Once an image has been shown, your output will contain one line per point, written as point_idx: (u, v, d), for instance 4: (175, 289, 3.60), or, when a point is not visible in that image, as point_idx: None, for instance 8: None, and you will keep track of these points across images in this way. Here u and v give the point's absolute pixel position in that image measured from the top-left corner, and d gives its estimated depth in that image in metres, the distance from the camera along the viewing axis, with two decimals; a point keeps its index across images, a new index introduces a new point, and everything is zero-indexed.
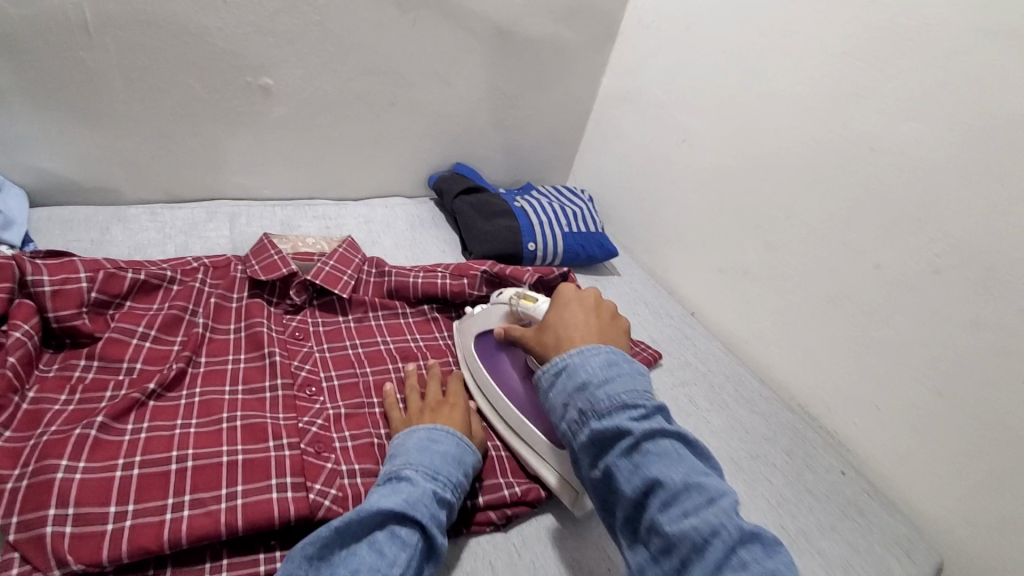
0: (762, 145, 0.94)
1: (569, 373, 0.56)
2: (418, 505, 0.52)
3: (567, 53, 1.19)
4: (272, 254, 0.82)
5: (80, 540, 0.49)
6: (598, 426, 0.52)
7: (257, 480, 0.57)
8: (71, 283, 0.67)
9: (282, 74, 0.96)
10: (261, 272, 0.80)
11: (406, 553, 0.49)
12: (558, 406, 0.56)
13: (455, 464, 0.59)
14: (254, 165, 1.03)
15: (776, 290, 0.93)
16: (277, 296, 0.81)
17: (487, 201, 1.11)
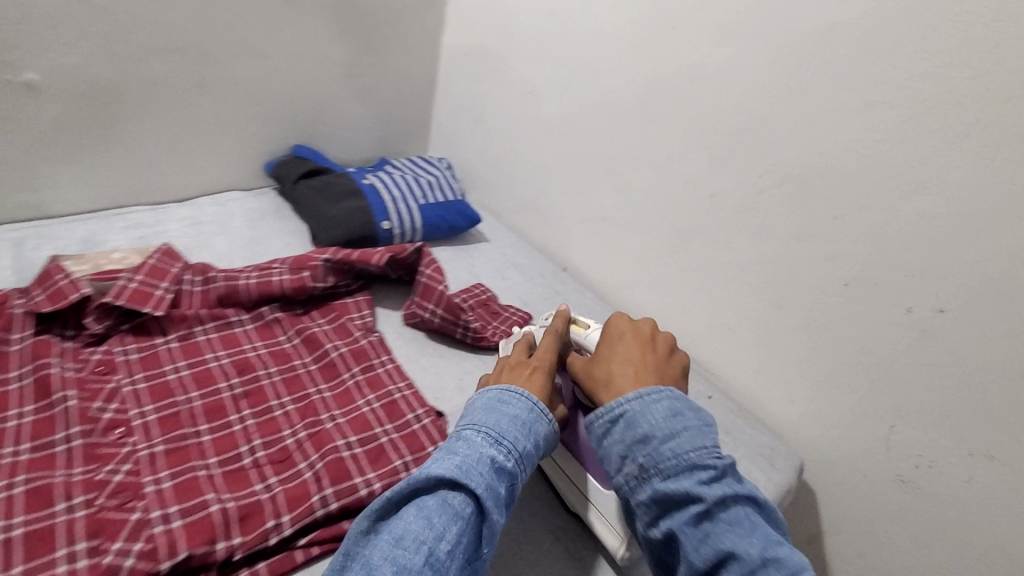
0: (600, 88, 0.93)
1: (630, 420, 0.54)
2: (473, 471, 0.48)
3: (398, 11, 1.10)
4: (58, 279, 0.69)
5: None
6: (661, 488, 0.50)
7: (38, 556, 0.48)
8: None
9: (45, 64, 0.80)
10: (45, 302, 0.68)
11: (457, 518, 0.45)
12: (617, 454, 0.54)
13: (523, 431, 0.53)
14: (34, 177, 0.86)
15: (633, 232, 0.94)
16: (73, 329, 0.70)
17: (331, 182, 1.01)
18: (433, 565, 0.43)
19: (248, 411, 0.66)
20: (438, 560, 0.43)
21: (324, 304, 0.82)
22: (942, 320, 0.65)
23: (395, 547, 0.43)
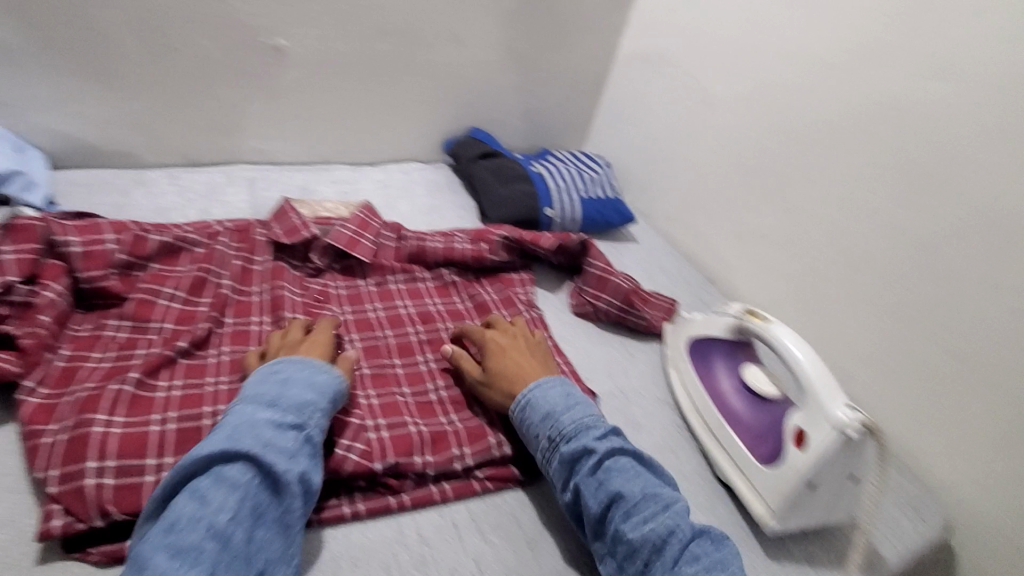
0: (788, 107, 0.93)
1: (532, 404, 0.63)
2: (243, 436, 0.50)
3: (586, 12, 1.15)
4: (294, 218, 0.82)
5: (123, 490, 0.52)
6: (569, 452, 0.59)
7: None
8: (100, 244, 0.68)
9: (296, 34, 0.94)
10: (283, 235, 0.82)
11: (237, 491, 0.48)
12: (529, 432, 0.63)
13: (304, 386, 0.57)
14: (269, 129, 1.02)
15: (798, 257, 0.93)
16: (299, 260, 0.82)
17: (503, 166, 1.09)
18: (214, 536, 0.46)
19: (431, 355, 0.76)
20: (221, 530, 0.46)
21: (494, 276, 0.90)
22: None
23: (168, 534, 0.45)
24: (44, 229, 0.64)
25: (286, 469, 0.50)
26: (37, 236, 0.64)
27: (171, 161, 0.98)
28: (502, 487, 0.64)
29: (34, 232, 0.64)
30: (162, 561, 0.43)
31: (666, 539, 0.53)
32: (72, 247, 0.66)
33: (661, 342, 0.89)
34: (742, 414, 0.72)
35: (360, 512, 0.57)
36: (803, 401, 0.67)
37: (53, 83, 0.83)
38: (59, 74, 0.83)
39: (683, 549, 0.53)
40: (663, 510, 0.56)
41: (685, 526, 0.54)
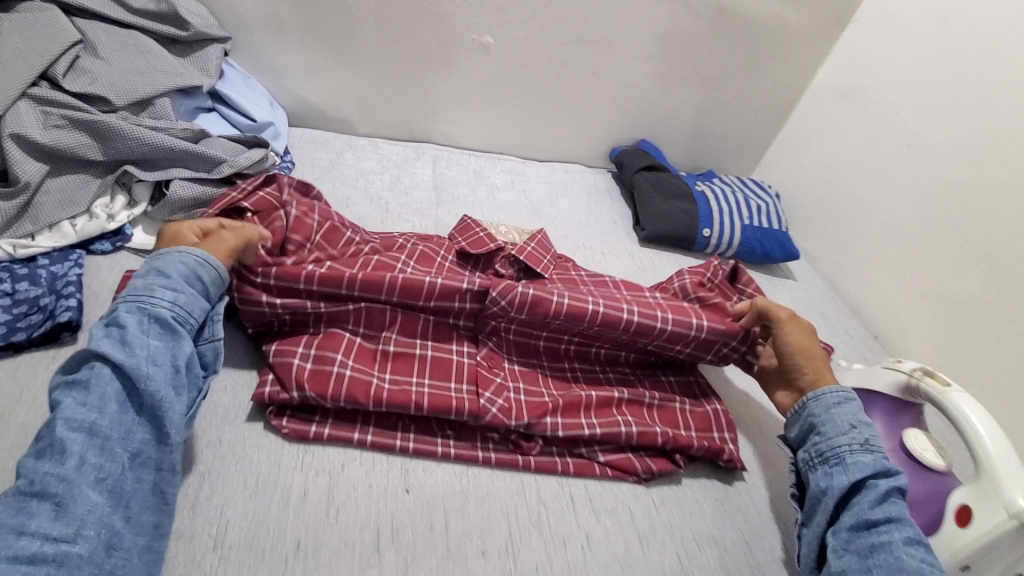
0: (1014, 163, 0.82)
1: (857, 406, 0.62)
2: (91, 338, 0.50)
3: (785, 38, 1.11)
4: (478, 232, 0.80)
5: (315, 374, 0.60)
6: (884, 461, 0.57)
7: (441, 378, 0.65)
8: (313, 189, 0.77)
9: (502, 34, 1.03)
10: (468, 246, 0.78)
11: (83, 386, 0.48)
12: (846, 419, 0.61)
13: (150, 274, 0.55)
14: (459, 116, 1.13)
15: (994, 330, 0.82)
16: (480, 268, 0.79)
17: (668, 180, 1.10)
18: (69, 427, 0.45)
19: None
20: (77, 420, 0.46)
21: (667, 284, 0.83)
22: None
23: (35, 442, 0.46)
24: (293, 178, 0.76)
25: (123, 361, 0.48)
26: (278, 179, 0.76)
27: (376, 132, 1.13)
28: (621, 478, 0.65)
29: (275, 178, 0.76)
30: (27, 463, 0.44)
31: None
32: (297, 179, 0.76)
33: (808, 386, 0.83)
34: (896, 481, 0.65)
35: (490, 460, 0.62)
36: (977, 481, 0.59)
37: (306, 56, 1.01)
38: (312, 49, 1.01)
39: None
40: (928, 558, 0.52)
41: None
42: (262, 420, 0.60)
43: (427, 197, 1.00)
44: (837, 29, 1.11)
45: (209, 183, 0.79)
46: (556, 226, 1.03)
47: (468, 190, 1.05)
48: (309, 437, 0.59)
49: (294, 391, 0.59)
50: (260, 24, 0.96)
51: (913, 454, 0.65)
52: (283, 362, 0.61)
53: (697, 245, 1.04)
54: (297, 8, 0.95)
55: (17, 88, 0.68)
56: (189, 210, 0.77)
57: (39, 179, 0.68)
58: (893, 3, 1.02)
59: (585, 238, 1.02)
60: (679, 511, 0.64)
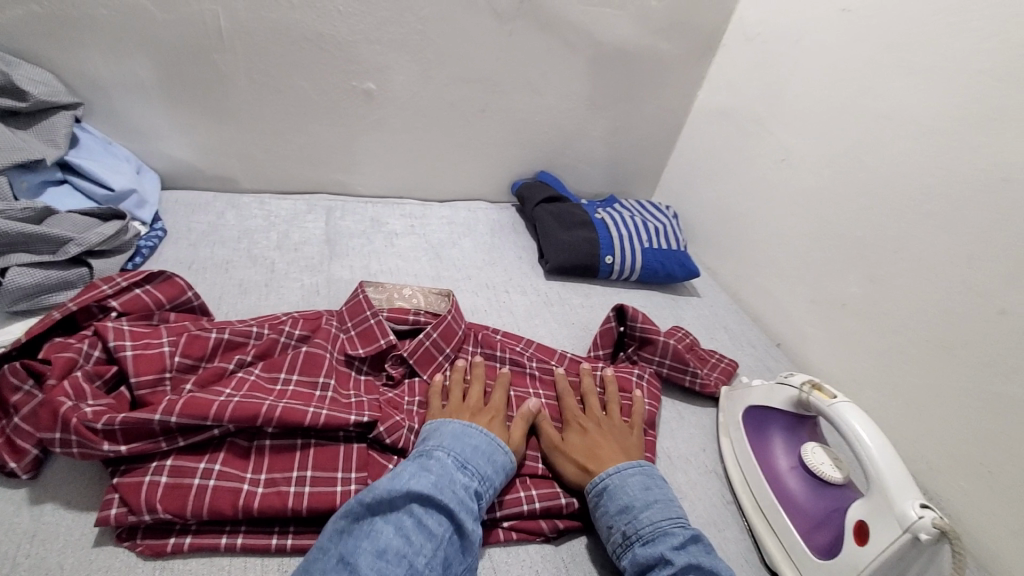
0: (871, 170, 0.88)
1: (609, 493, 0.61)
2: (445, 491, 0.53)
3: (663, 66, 1.16)
4: (368, 318, 0.76)
5: (170, 490, 0.54)
6: (641, 554, 0.55)
7: (326, 469, 0.59)
8: (183, 298, 0.72)
9: (384, 79, 1.01)
10: (357, 338, 0.75)
11: (425, 532, 0.50)
12: (603, 518, 0.60)
13: (487, 459, 0.60)
14: (351, 164, 1.10)
15: (876, 328, 0.86)
16: (368, 368, 0.74)
17: (568, 211, 1.10)
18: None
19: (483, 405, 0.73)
20: (418, 571, 0.48)
21: (576, 365, 0.83)
22: None
23: (379, 560, 0.47)
24: (186, 284, 0.73)
25: (465, 528, 0.52)
26: (156, 280, 0.71)
27: (263, 188, 1.08)
28: (527, 540, 0.61)
29: (161, 281, 0.72)
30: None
31: None
32: (171, 279, 0.72)
33: (715, 405, 0.84)
34: (798, 499, 0.64)
35: None
36: (869, 491, 0.59)
37: (173, 115, 0.95)
38: (179, 107, 0.95)
39: None
40: None
41: None
42: (112, 540, 0.53)
43: (319, 251, 0.95)
44: (708, 54, 1.17)
45: (53, 265, 0.71)
46: (458, 268, 1.00)
47: (364, 240, 1.01)
48: (166, 553, 0.53)
49: (144, 513, 0.52)
50: (115, 85, 0.90)
51: (812, 468, 0.66)
52: (130, 481, 0.54)
53: (602, 273, 1.05)
54: (156, 68, 0.90)
55: None
56: (31, 297, 0.69)
57: None
58: (754, 27, 1.08)
59: (489, 277, 1.00)
60: (591, 567, 0.61)
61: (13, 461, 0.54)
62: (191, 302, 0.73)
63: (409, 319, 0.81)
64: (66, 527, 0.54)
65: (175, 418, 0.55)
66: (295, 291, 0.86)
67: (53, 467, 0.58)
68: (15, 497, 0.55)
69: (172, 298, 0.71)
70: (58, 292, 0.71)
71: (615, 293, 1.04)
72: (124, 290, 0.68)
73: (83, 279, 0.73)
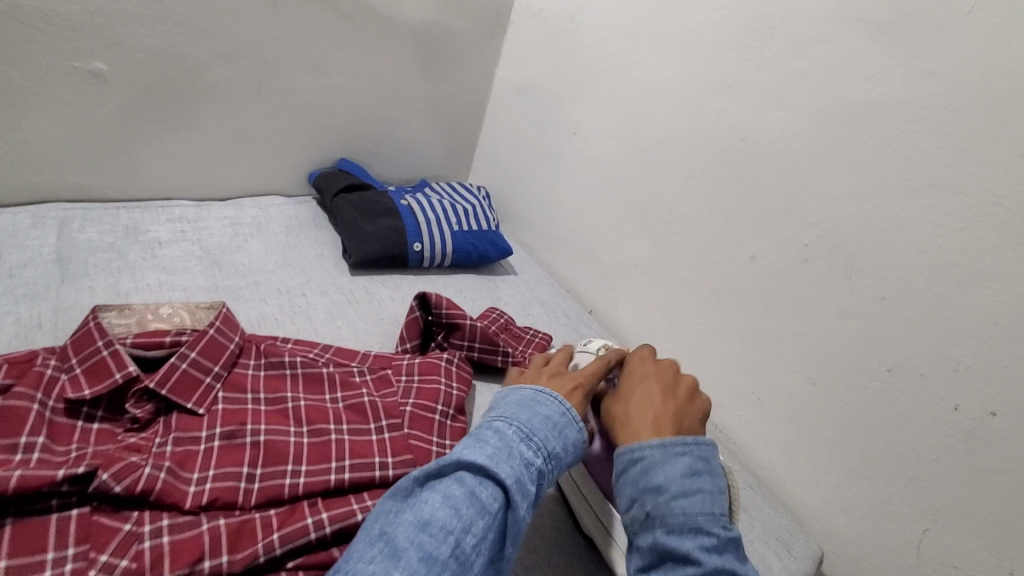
0: (646, 137, 0.93)
1: (647, 466, 0.51)
2: (502, 461, 0.46)
3: (455, 42, 1.12)
4: (98, 350, 0.61)
5: None
6: (663, 543, 0.47)
7: (30, 552, 0.46)
8: None
9: (116, 57, 0.84)
10: (82, 377, 0.60)
11: (470, 505, 0.43)
12: (630, 489, 0.51)
13: (564, 429, 0.52)
14: (92, 163, 0.90)
15: (665, 285, 0.92)
16: (106, 412, 0.60)
17: (369, 199, 1.02)
18: (459, 557, 0.41)
19: (264, 425, 0.62)
20: (464, 552, 0.41)
21: (381, 363, 0.76)
22: (993, 424, 0.61)
23: (422, 532, 0.41)
24: None
25: (524, 503, 0.46)
26: None
27: None
28: None
29: None
30: (415, 560, 0.40)
31: None
32: None
33: None
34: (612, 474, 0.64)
35: None
36: None
37: None
38: None
39: None
40: None
41: None
42: None
43: (45, 274, 0.76)
44: (500, 30, 1.15)
45: None
46: (243, 274, 0.88)
47: (114, 253, 0.83)
48: None
49: None
50: None
51: None
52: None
53: (413, 261, 0.99)
54: None
55: None
56: None
57: None
58: (536, 2, 1.09)
59: (282, 281, 0.89)
60: None
61: None
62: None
63: (165, 342, 0.67)
64: None
65: None
66: (4, 328, 0.67)
67: None
68: None
69: None
70: None
71: (429, 282, 0.99)
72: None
73: None
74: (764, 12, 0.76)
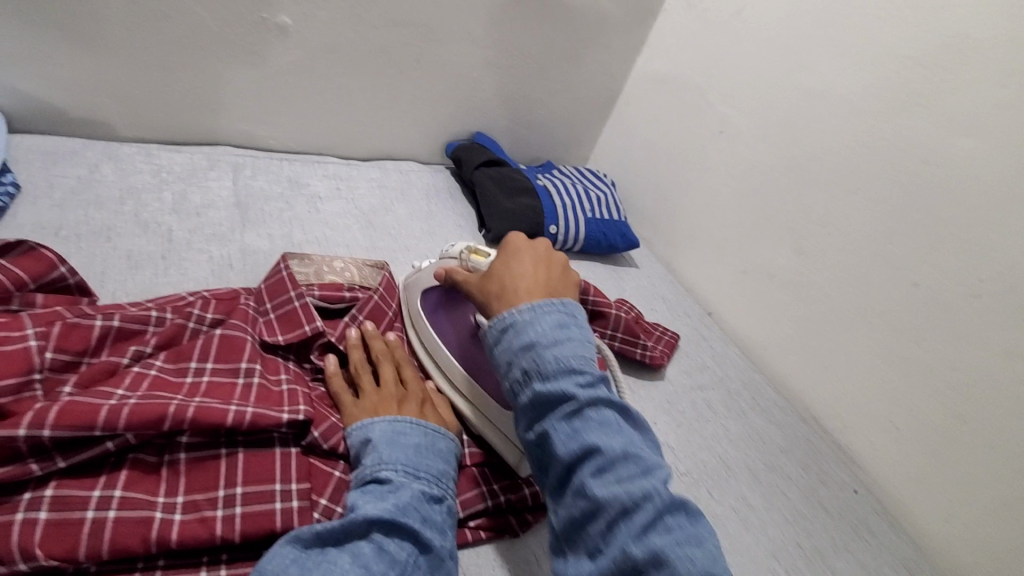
0: (804, 147, 0.91)
1: (516, 329, 0.51)
2: (408, 509, 0.49)
3: (605, 26, 1.11)
4: (291, 300, 0.66)
5: (54, 529, 0.42)
6: (541, 390, 0.48)
7: (260, 481, 0.50)
8: (49, 274, 0.56)
9: (301, 14, 0.86)
10: (277, 322, 0.65)
11: (377, 559, 0.45)
12: (502, 355, 0.52)
13: (435, 460, 0.56)
14: (260, 113, 0.94)
15: (802, 299, 0.91)
16: (295, 357, 0.66)
17: (509, 175, 1.04)
18: None
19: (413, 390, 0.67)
20: None
21: None
22: None
23: None
24: (58, 259, 0.57)
25: (435, 545, 0.48)
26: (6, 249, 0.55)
27: (147, 135, 0.89)
28: (496, 536, 0.59)
29: (36, 258, 0.56)
30: None
31: (637, 503, 0.41)
32: (41, 250, 0.57)
33: (661, 377, 0.85)
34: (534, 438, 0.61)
35: None
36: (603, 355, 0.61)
37: (16, 37, 0.74)
38: (27, 27, 0.73)
39: (653, 515, 0.41)
40: (642, 473, 0.43)
41: (663, 490, 0.42)
42: None
43: (227, 217, 0.81)
44: (649, 17, 1.13)
45: None
46: (393, 237, 0.91)
47: (282, 204, 0.88)
48: None
49: (17, 563, 0.40)
50: None
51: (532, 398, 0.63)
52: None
53: None
54: None
55: None
56: None
57: None
58: None
59: (428, 248, 0.92)
60: None
61: None
62: (66, 280, 0.58)
63: (343, 295, 0.72)
64: None
65: (53, 431, 0.44)
66: (202, 265, 0.73)
67: None
68: None
69: (38, 277, 0.56)
70: None
71: None
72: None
73: None
74: (974, 32, 0.73)
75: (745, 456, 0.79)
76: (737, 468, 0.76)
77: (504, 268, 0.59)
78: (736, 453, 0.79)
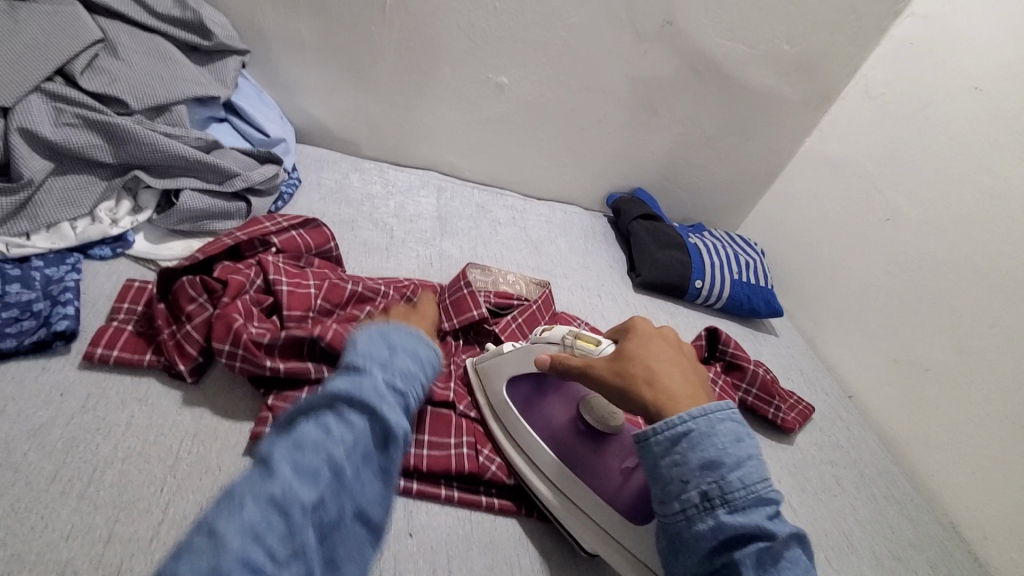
0: (980, 246, 0.89)
1: (693, 442, 0.48)
2: (370, 388, 0.41)
3: (779, 108, 1.18)
4: (463, 289, 0.81)
5: None
6: (730, 523, 0.45)
7: (441, 435, 0.66)
8: (324, 247, 0.77)
9: (517, 76, 1.05)
10: (452, 308, 0.80)
11: (337, 435, 0.38)
12: (678, 469, 0.48)
13: (412, 356, 0.47)
14: (467, 148, 1.15)
15: (957, 398, 0.88)
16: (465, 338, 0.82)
17: (663, 230, 1.14)
18: (332, 468, 0.38)
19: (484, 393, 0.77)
20: (337, 464, 0.38)
21: None
22: None
23: (296, 449, 0.37)
24: (333, 237, 0.78)
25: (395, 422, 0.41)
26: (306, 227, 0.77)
27: (382, 156, 1.14)
28: None
29: (320, 234, 0.77)
30: (291, 473, 0.36)
31: None
32: (319, 226, 0.78)
33: (790, 442, 0.87)
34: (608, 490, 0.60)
35: (493, 505, 0.63)
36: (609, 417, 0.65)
37: (319, 76, 1.01)
38: (328, 70, 1.00)
39: None
40: None
41: None
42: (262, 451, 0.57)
43: (432, 227, 1.01)
44: (824, 104, 1.18)
45: (220, 196, 0.78)
46: (555, 266, 1.05)
47: (472, 223, 1.06)
48: None
49: None
50: (281, 42, 0.96)
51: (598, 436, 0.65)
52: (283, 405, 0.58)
53: (689, 295, 1.08)
54: (317, 31, 0.95)
55: (29, 81, 0.65)
56: (197, 220, 0.75)
57: (43, 177, 0.65)
58: (879, 87, 1.09)
59: (584, 280, 1.05)
60: None
61: (180, 362, 0.59)
62: (331, 252, 0.78)
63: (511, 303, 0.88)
64: (222, 431, 0.57)
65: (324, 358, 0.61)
66: (412, 259, 0.92)
67: (213, 374, 0.62)
68: (177, 396, 0.59)
69: (318, 245, 0.76)
70: (218, 220, 0.77)
71: (698, 317, 1.07)
72: (284, 230, 0.74)
73: (239, 213, 0.79)
74: None
75: (870, 538, 0.78)
76: (859, 547, 0.76)
77: (649, 359, 0.56)
78: (861, 533, 0.78)
